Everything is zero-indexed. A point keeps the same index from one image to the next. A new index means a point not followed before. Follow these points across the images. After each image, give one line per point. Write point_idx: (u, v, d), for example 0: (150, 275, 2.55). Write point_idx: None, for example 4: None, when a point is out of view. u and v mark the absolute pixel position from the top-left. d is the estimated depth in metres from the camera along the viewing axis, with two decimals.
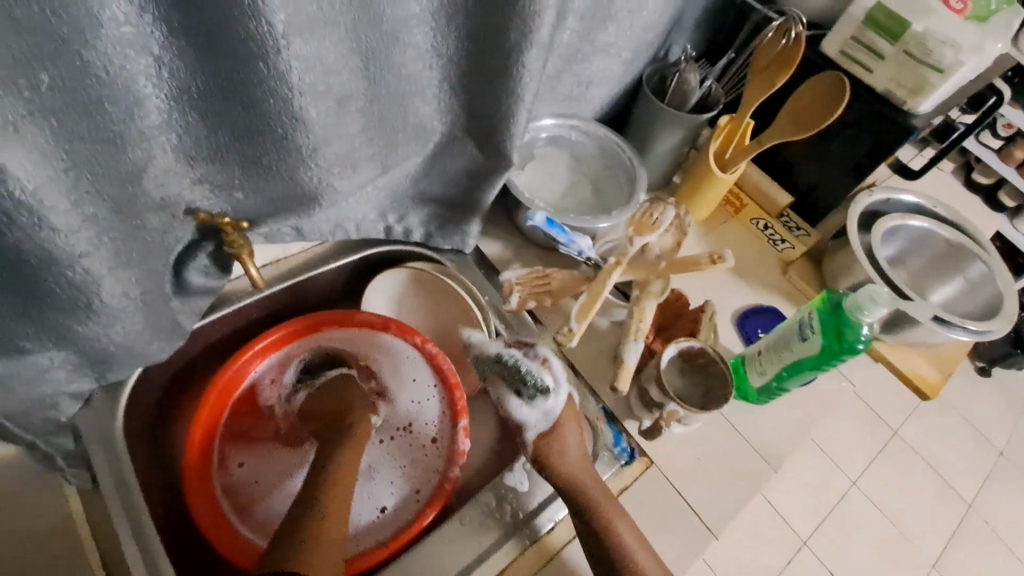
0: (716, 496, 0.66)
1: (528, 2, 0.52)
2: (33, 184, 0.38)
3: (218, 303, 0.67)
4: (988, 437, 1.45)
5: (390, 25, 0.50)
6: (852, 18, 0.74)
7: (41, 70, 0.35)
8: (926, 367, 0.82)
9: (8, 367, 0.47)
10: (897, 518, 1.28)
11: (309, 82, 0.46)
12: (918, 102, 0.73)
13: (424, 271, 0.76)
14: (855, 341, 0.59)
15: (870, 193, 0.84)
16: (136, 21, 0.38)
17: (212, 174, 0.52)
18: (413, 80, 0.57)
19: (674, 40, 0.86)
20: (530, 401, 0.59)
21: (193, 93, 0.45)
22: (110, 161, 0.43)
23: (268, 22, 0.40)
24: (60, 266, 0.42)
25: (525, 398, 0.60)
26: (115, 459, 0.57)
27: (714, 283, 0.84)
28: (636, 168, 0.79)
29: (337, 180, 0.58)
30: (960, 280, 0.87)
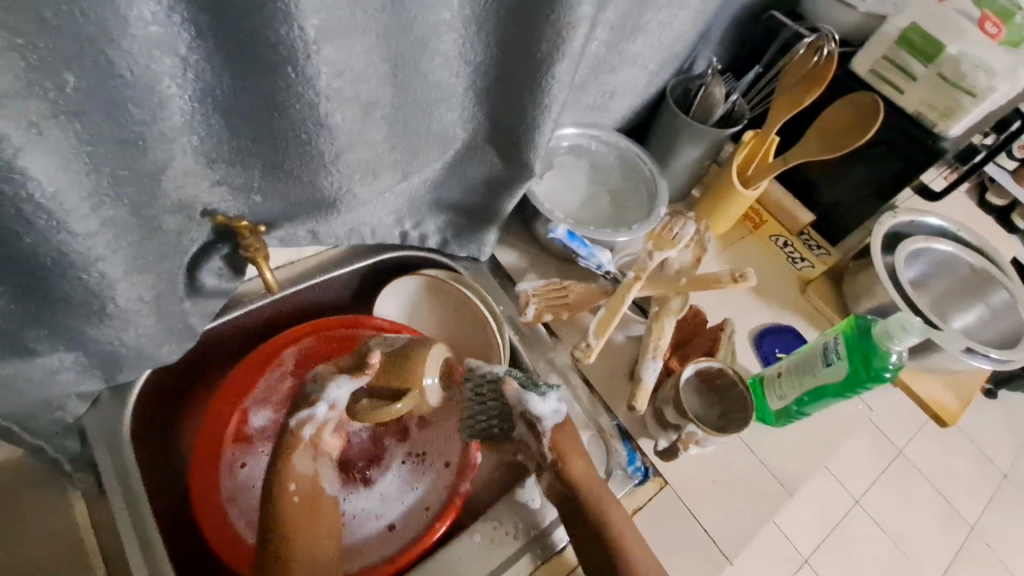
0: (731, 520, 0.65)
1: (562, 14, 0.51)
2: (53, 186, 0.36)
3: (231, 305, 0.66)
4: (992, 459, 1.42)
5: (420, 31, 0.49)
6: (886, 38, 0.73)
7: (67, 71, 0.34)
8: (945, 394, 0.81)
9: (17, 368, 0.46)
10: (901, 539, 1.27)
11: (337, 89, 0.45)
12: (949, 125, 0.72)
13: (438, 278, 0.74)
14: (883, 369, 0.58)
15: (894, 215, 0.82)
16: (163, 21, 0.37)
17: (232, 177, 0.51)
18: (439, 86, 0.56)
19: (700, 52, 0.84)
20: (546, 393, 0.56)
21: (217, 95, 0.44)
22: (131, 164, 0.42)
23: (300, 27, 0.39)
24: (76, 269, 0.41)
25: (540, 392, 0.56)
26: (120, 464, 0.56)
27: (732, 300, 0.82)
28: (658, 181, 0.78)
29: (357, 186, 0.57)
30: (981, 306, 0.86)
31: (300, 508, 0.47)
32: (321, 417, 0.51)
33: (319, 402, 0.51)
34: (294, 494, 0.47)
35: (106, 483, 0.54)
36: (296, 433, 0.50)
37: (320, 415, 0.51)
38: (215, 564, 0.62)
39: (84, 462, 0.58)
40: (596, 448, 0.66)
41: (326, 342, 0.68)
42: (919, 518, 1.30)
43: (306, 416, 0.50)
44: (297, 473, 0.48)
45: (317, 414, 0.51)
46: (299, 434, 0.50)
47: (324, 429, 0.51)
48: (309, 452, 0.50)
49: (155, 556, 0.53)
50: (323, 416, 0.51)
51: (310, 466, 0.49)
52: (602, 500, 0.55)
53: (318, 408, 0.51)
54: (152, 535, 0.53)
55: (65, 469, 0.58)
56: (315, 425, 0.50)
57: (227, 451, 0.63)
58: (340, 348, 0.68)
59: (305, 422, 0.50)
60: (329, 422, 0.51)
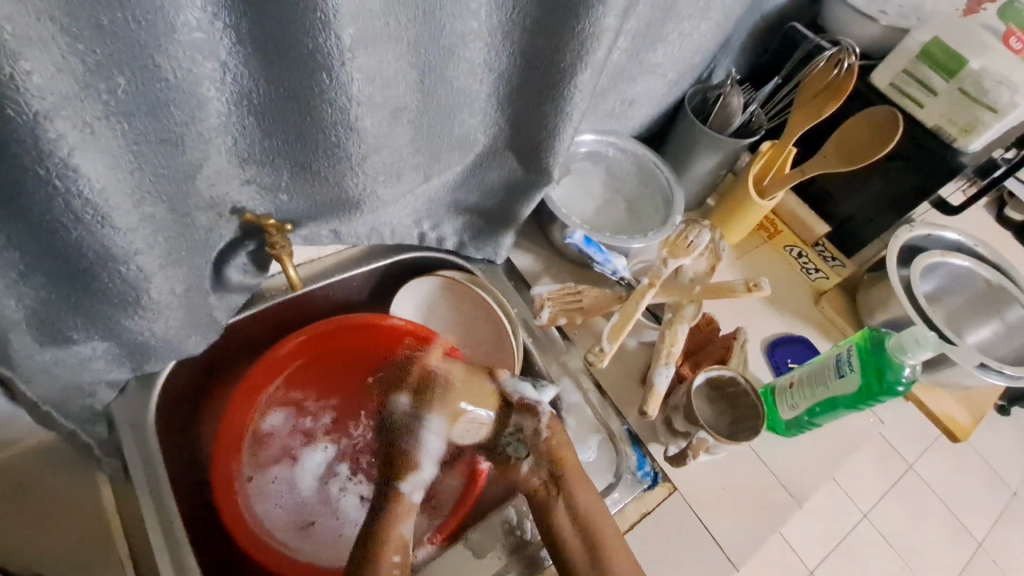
0: (739, 527, 0.66)
1: (586, 26, 0.52)
2: (101, 183, 0.38)
3: (253, 300, 0.67)
4: (1002, 477, 1.40)
5: (448, 39, 0.50)
6: (907, 51, 0.74)
7: (118, 74, 0.36)
8: (956, 409, 0.80)
9: (53, 355, 0.48)
10: (908, 554, 1.26)
11: (367, 94, 0.47)
12: (969, 140, 0.71)
13: (456, 280, 0.75)
14: (895, 382, 0.58)
15: (910, 228, 0.82)
16: (207, 27, 0.39)
17: (262, 177, 0.52)
18: (463, 92, 0.57)
19: (719, 62, 0.85)
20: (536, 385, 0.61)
21: (253, 98, 0.46)
22: (169, 162, 0.43)
23: (337, 36, 0.41)
24: (116, 263, 0.43)
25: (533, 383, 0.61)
26: (145, 451, 0.57)
27: (745, 309, 0.82)
28: (673, 189, 0.78)
29: (381, 188, 0.58)
30: (997, 323, 0.85)
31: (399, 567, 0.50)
32: (422, 480, 0.57)
33: (422, 463, 0.57)
34: (393, 557, 0.50)
35: (132, 470, 0.56)
36: (399, 490, 0.55)
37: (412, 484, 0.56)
38: (232, 552, 0.64)
39: (112, 447, 0.60)
40: (605, 452, 0.67)
41: (343, 339, 0.70)
42: (928, 535, 1.29)
43: (412, 482, 0.56)
44: (401, 534, 0.52)
45: (421, 477, 0.57)
46: (406, 493, 0.55)
47: (420, 489, 0.56)
48: (409, 515, 0.53)
49: (177, 540, 0.54)
50: (424, 479, 0.57)
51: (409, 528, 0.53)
52: (602, 527, 0.54)
53: (422, 473, 0.57)
54: (175, 519, 0.55)
55: (95, 454, 0.60)
56: (416, 484, 0.56)
57: (246, 453, 0.65)
58: (356, 343, 0.70)
59: (413, 488, 0.56)
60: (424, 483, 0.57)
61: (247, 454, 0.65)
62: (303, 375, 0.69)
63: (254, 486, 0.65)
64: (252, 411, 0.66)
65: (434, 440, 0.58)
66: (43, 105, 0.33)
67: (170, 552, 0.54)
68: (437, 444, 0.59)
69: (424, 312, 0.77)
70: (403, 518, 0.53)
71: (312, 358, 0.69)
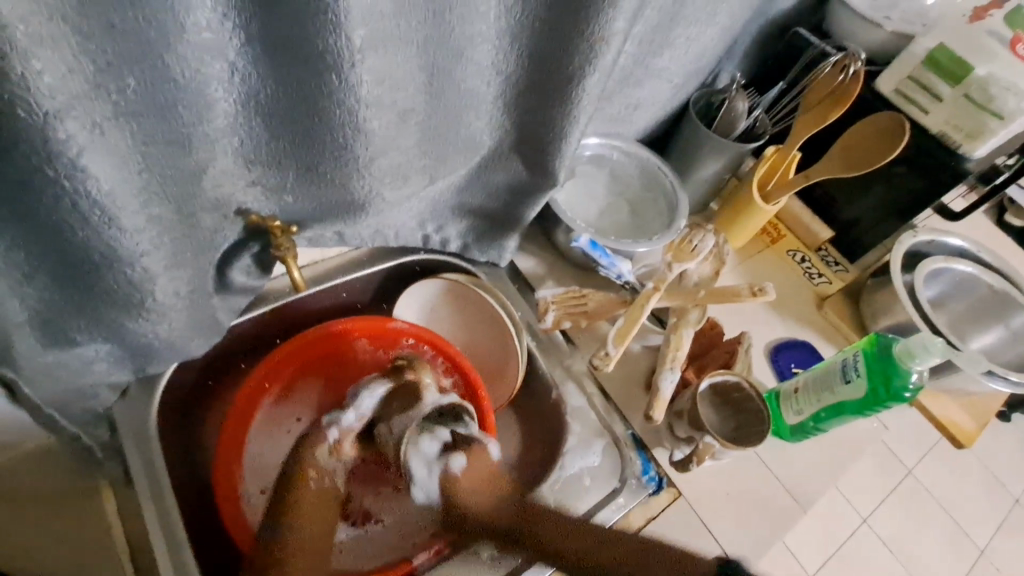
0: (745, 533, 0.65)
1: (595, 29, 0.52)
2: (108, 184, 0.38)
3: (256, 302, 0.67)
4: (1005, 484, 1.40)
5: (457, 41, 0.50)
6: (912, 58, 0.74)
7: (127, 75, 0.36)
8: (960, 415, 0.80)
9: (57, 358, 0.48)
10: (908, 559, 1.27)
11: (376, 96, 0.47)
12: (975, 145, 0.71)
13: (460, 283, 0.74)
14: (903, 388, 0.58)
15: (914, 234, 0.82)
16: (216, 27, 0.38)
17: (268, 178, 0.52)
18: (470, 95, 0.57)
19: (724, 67, 0.85)
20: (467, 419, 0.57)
21: (260, 99, 0.45)
22: (177, 163, 0.43)
23: (347, 36, 0.40)
24: (121, 265, 0.43)
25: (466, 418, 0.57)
26: (146, 455, 0.57)
27: (749, 314, 0.82)
28: (677, 193, 0.78)
29: (386, 190, 0.58)
30: (1000, 328, 0.85)
31: (314, 493, 0.53)
32: (346, 426, 0.57)
33: (348, 410, 0.57)
34: (311, 479, 0.54)
35: (134, 474, 0.56)
36: (324, 430, 0.57)
37: (346, 424, 0.57)
38: (235, 556, 0.63)
39: (114, 450, 0.59)
40: (610, 457, 0.67)
41: (349, 341, 0.69)
42: (927, 540, 1.29)
43: (336, 419, 0.57)
44: (316, 462, 0.55)
45: (343, 420, 0.57)
46: (326, 432, 0.57)
47: (345, 438, 0.56)
48: (329, 451, 0.56)
49: (178, 545, 0.53)
50: (348, 424, 0.57)
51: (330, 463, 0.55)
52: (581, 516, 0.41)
53: (346, 416, 0.57)
54: (175, 521, 0.54)
55: (97, 458, 0.59)
56: (340, 430, 0.56)
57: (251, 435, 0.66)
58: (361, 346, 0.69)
59: (331, 424, 0.57)
60: (351, 432, 0.56)
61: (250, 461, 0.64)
62: (301, 380, 0.69)
63: (252, 492, 0.64)
64: (253, 407, 0.65)
65: (370, 400, 0.57)
66: (54, 106, 0.32)
67: (171, 555, 0.53)
68: (372, 405, 0.57)
69: (427, 315, 0.76)
70: (318, 450, 0.56)
71: (306, 362, 0.69)
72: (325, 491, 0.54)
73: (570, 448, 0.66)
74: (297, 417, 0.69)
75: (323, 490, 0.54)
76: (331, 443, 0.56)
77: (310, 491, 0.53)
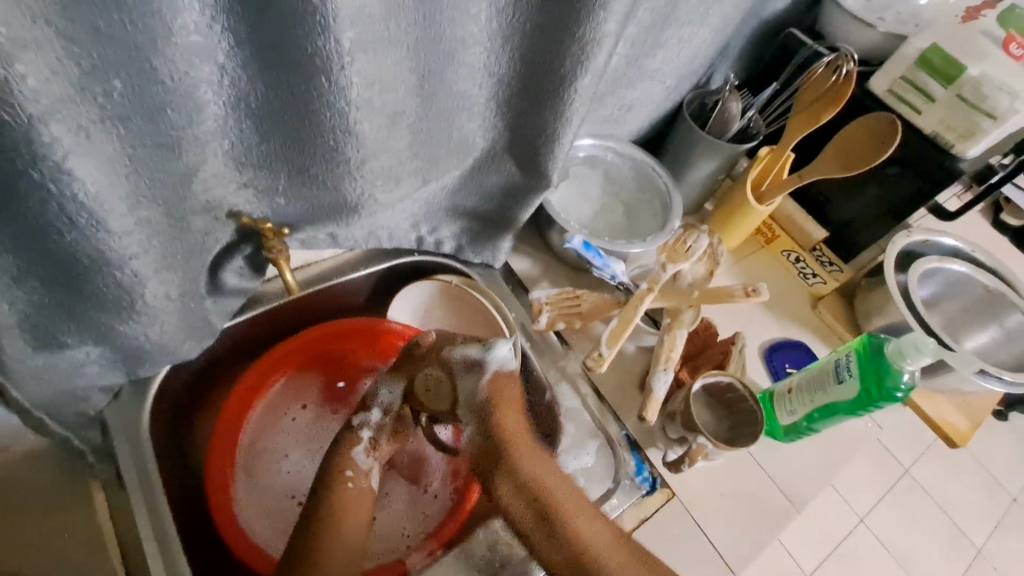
0: (737, 533, 0.65)
1: (586, 31, 0.52)
2: (95, 187, 0.38)
3: (249, 304, 0.67)
4: (1002, 483, 1.41)
5: (448, 44, 0.50)
6: (905, 58, 0.74)
7: (114, 78, 0.36)
8: (955, 414, 0.81)
9: (48, 362, 0.48)
10: (905, 557, 1.27)
11: (365, 98, 0.47)
12: (968, 146, 0.71)
13: (454, 285, 0.74)
14: (895, 388, 0.58)
15: (907, 233, 0.82)
16: (204, 30, 0.38)
17: (259, 180, 0.52)
18: (462, 97, 0.57)
19: (718, 67, 0.85)
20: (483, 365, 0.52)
21: (250, 102, 0.45)
22: (166, 166, 0.43)
23: (336, 39, 0.40)
24: (111, 267, 0.43)
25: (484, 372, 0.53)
26: (138, 459, 0.56)
27: (743, 315, 0.82)
28: (671, 194, 0.79)
29: (379, 192, 0.58)
30: (995, 327, 0.85)
31: (351, 494, 0.52)
32: (376, 422, 0.54)
33: (373, 408, 0.55)
34: (348, 479, 0.52)
35: (125, 477, 0.55)
36: (357, 431, 0.54)
37: (376, 419, 0.54)
38: (229, 558, 0.63)
39: (106, 453, 0.59)
40: (604, 458, 0.66)
41: (342, 345, 0.70)
42: (924, 539, 1.29)
43: (365, 420, 0.54)
44: (353, 462, 0.53)
45: (371, 418, 0.54)
46: (358, 433, 0.54)
47: (380, 434, 0.54)
48: (365, 451, 0.54)
49: (171, 548, 0.53)
50: (377, 421, 0.54)
51: (367, 461, 0.54)
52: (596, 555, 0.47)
53: (373, 414, 0.54)
54: (167, 524, 0.54)
55: (89, 460, 0.59)
56: (373, 429, 0.54)
57: (246, 432, 0.65)
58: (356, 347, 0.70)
59: (362, 425, 0.54)
60: (384, 426, 0.55)
61: (242, 467, 0.64)
62: (296, 385, 0.69)
63: (243, 495, 0.63)
64: (251, 404, 0.65)
65: (389, 395, 0.55)
66: (37, 109, 0.32)
67: (163, 559, 0.53)
68: (393, 399, 0.55)
69: (421, 317, 0.76)
70: (354, 450, 0.53)
71: (301, 364, 0.69)
72: (362, 491, 0.52)
73: (564, 449, 0.66)
74: (302, 404, 0.69)
75: (360, 489, 0.52)
76: (367, 443, 0.54)
77: (348, 492, 0.52)
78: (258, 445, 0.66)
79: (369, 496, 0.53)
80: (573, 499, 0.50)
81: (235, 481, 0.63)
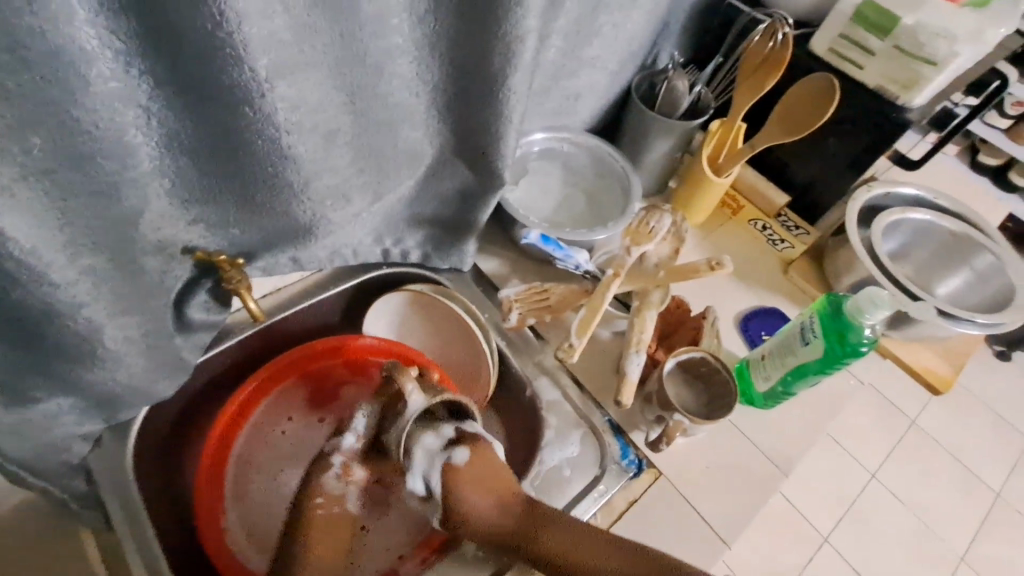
0: (728, 505, 0.66)
1: (508, 29, 0.53)
2: (31, 243, 0.39)
3: (220, 337, 0.67)
4: (1010, 423, 1.42)
5: (374, 58, 0.51)
6: (841, 16, 0.74)
7: (32, 135, 0.36)
8: (937, 362, 0.81)
9: (19, 416, 0.49)
10: (921, 509, 1.27)
11: (295, 121, 0.48)
12: (912, 96, 0.72)
13: (424, 293, 0.75)
14: (858, 343, 0.59)
15: (868, 188, 0.83)
16: (122, 75, 0.39)
17: (207, 215, 0.53)
18: (401, 108, 0.58)
19: (662, 47, 0.85)
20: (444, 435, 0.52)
21: (182, 140, 0.46)
22: (106, 213, 0.44)
23: (251, 69, 0.41)
24: (63, 318, 0.44)
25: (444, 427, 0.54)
26: (123, 501, 0.57)
27: (715, 288, 0.83)
28: (629, 177, 0.79)
29: (330, 212, 0.59)
30: (966, 271, 0.86)
31: (322, 520, 0.55)
32: (348, 448, 0.59)
33: (346, 434, 0.60)
34: (318, 506, 0.56)
35: (113, 519, 0.56)
36: (328, 459, 0.59)
37: (348, 445, 0.59)
38: None
39: (92, 499, 0.60)
40: (589, 446, 0.67)
41: (324, 362, 0.70)
42: (939, 488, 1.30)
43: (337, 445, 0.59)
44: (323, 489, 0.57)
45: (344, 444, 0.59)
46: (331, 458, 0.59)
47: (350, 460, 0.59)
48: (335, 476, 0.58)
49: None
50: (349, 446, 0.59)
51: (339, 488, 0.57)
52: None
53: (346, 439, 0.59)
54: (158, 559, 0.55)
55: (77, 507, 0.60)
56: (343, 454, 0.59)
57: (230, 466, 0.65)
58: (340, 362, 0.70)
59: (334, 451, 0.59)
60: (355, 453, 0.59)
61: (232, 497, 0.65)
62: (280, 408, 0.69)
63: (235, 528, 0.64)
64: (236, 433, 0.66)
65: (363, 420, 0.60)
66: None
67: None
68: (367, 424, 0.60)
69: (396, 328, 0.77)
70: (324, 477, 0.57)
71: (283, 385, 0.69)
72: (335, 517, 0.56)
73: (548, 442, 0.67)
74: (289, 416, 0.70)
75: (331, 515, 0.56)
76: (338, 470, 0.58)
77: (318, 517, 0.55)
78: (246, 471, 0.67)
79: (344, 523, 0.56)
80: (602, 549, 0.45)
81: (226, 513, 0.63)
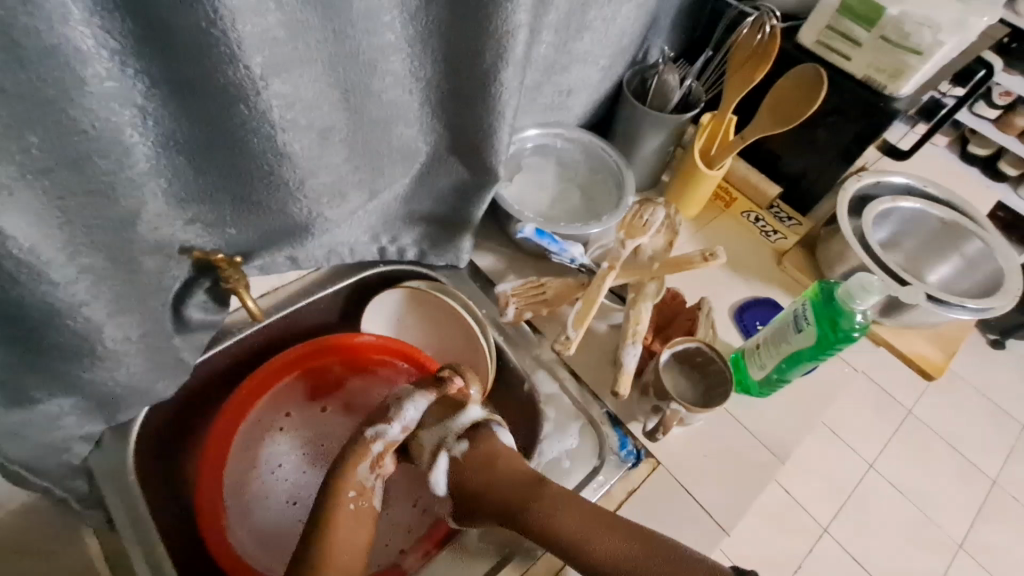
0: (726, 492, 0.67)
1: (499, 24, 0.53)
2: (30, 242, 0.39)
3: (219, 337, 0.68)
4: (1006, 411, 1.44)
5: (366, 55, 0.51)
6: (827, 8, 0.75)
7: (30, 134, 0.37)
8: (928, 348, 0.82)
9: (20, 416, 0.49)
10: (920, 497, 1.28)
11: (290, 118, 0.48)
12: (899, 85, 0.73)
13: (420, 290, 0.75)
14: (850, 330, 0.60)
15: (858, 178, 0.84)
16: (118, 75, 0.40)
17: (204, 214, 0.53)
18: (394, 105, 0.58)
19: (653, 41, 0.86)
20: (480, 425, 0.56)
21: (178, 138, 0.46)
22: (103, 213, 0.44)
23: (246, 66, 0.42)
24: (63, 317, 0.44)
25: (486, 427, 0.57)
26: (125, 501, 0.57)
27: (710, 279, 0.84)
28: (623, 171, 0.80)
29: (327, 210, 0.60)
30: (956, 258, 0.87)
31: (350, 516, 0.49)
32: (392, 437, 0.53)
33: (393, 422, 0.54)
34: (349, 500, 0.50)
35: (116, 519, 0.56)
36: (367, 445, 0.52)
37: (392, 434, 0.53)
38: None
39: (93, 499, 0.60)
40: (588, 438, 0.68)
41: (322, 359, 0.70)
42: (937, 476, 1.31)
43: (381, 431, 0.53)
44: (356, 480, 0.51)
45: (388, 431, 0.53)
46: (369, 445, 0.52)
47: (388, 451, 0.53)
48: (370, 467, 0.52)
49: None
50: (394, 436, 0.53)
51: (368, 479, 0.52)
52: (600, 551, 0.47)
53: (392, 428, 0.53)
54: (162, 556, 0.55)
55: (79, 509, 0.61)
56: (386, 442, 0.53)
57: (231, 464, 0.66)
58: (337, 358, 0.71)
59: (376, 437, 0.53)
60: (396, 443, 0.53)
61: (230, 496, 0.65)
62: (280, 405, 0.70)
63: (235, 524, 0.64)
64: (236, 430, 0.66)
65: (415, 411, 0.55)
66: None
67: None
68: (417, 415, 0.55)
69: (394, 325, 0.77)
70: (360, 466, 0.51)
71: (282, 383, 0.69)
72: (362, 514, 0.50)
73: (547, 434, 0.67)
74: (286, 412, 0.70)
75: (360, 511, 0.50)
76: (374, 458, 0.52)
77: (347, 513, 0.49)
78: (245, 472, 0.67)
79: (368, 522, 0.51)
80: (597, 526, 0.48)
81: (226, 510, 0.63)
